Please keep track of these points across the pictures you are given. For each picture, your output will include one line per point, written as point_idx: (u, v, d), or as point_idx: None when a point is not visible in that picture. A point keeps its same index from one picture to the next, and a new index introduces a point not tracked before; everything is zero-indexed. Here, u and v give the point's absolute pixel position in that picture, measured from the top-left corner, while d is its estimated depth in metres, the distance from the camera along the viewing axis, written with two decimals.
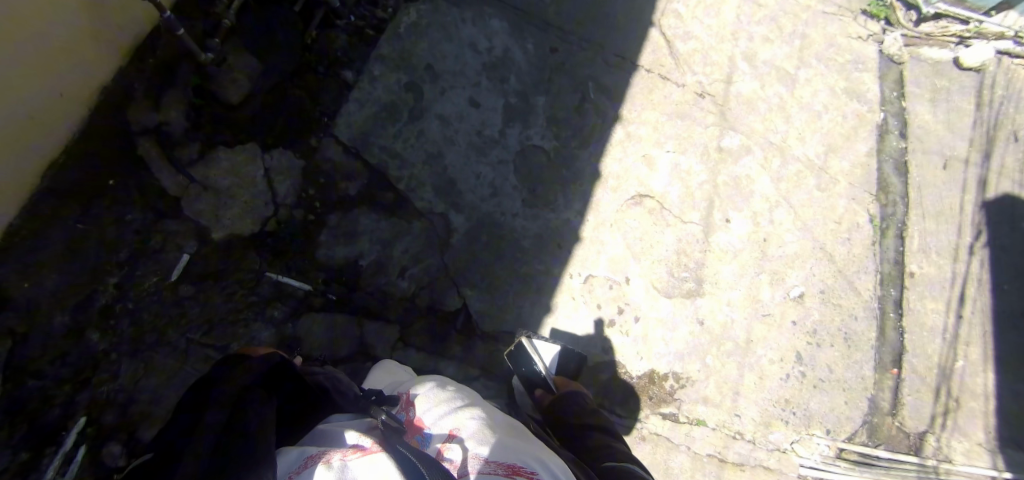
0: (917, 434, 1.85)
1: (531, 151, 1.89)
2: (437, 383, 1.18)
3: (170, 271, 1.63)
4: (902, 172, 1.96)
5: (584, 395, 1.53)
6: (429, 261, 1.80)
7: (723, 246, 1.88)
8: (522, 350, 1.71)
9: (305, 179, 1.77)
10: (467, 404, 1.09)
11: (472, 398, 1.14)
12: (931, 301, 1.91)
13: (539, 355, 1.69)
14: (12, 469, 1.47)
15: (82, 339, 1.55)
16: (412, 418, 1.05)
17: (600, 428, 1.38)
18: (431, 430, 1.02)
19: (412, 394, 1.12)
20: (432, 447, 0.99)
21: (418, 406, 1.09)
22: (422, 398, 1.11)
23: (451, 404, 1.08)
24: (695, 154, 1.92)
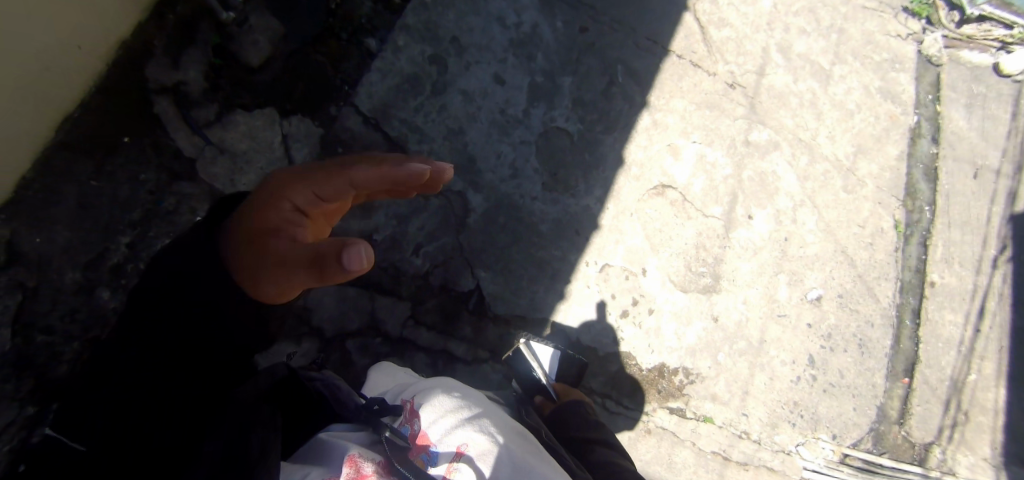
0: (924, 445, 1.84)
1: (554, 133, 1.85)
2: (442, 389, 1.20)
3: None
4: (932, 179, 1.92)
5: (585, 405, 1.53)
6: (445, 240, 1.78)
7: (743, 243, 1.85)
8: (522, 356, 1.70)
9: (323, 148, 1.72)
10: (474, 416, 1.12)
11: (478, 406, 1.17)
12: (949, 313, 1.88)
13: (538, 362, 1.68)
14: (20, 422, 1.47)
15: (93, 296, 1.53)
16: (417, 432, 1.08)
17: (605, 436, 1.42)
18: (437, 449, 1.05)
19: (417, 402, 1.14)
20: (438, 468, 1.03)
21: (423, 417, 1.11)
22: (428, 408, 1.12)
23: (458, 416, 1.11)
24: (722, 146, 1.87)
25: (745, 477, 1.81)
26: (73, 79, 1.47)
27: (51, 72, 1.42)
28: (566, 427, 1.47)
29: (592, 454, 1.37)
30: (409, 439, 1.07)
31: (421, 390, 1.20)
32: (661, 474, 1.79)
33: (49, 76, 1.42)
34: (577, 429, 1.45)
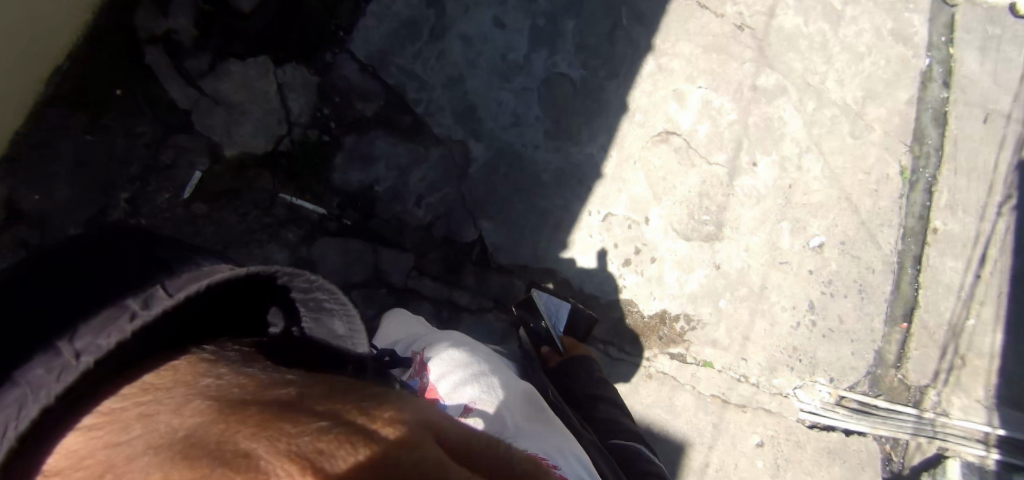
0: (919, 388, 1.88)
1: (557, 79, 1.80)
2: (452, 342, 1.23)
3: (183, 187, 1.60)
4: (940, 124, 1.90)
5: (593, 362, 1.54)
6: (447, 191, 1.76)
7: (748, 191, 1.83)
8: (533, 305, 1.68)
9: (320, 98, 1.69)
10: (484, 372, 1.15)
11: (488, 362, 1.20)
12: (950, 259, 1.89)
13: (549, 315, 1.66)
14: None
15: None
16: (426, 385, 1.13)
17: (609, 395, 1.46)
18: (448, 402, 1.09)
19: (427, 355, 1.19)
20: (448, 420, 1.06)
21: (433, 370, 1.16)
22: (439, 363, 1.16)
23: (468, 372, 1.14)
24: (728, 92, 1.83)
25: (743, 419, 1.85)
26: (53, 36, 1.46)
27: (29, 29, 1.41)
28: (576, 384, 1.49)
29: (596, 412, 1.41)
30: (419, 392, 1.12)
31: (431, 341, 1.25)
32: (662, 416, 1.84)
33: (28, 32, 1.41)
34: (587, 387, 1.47)
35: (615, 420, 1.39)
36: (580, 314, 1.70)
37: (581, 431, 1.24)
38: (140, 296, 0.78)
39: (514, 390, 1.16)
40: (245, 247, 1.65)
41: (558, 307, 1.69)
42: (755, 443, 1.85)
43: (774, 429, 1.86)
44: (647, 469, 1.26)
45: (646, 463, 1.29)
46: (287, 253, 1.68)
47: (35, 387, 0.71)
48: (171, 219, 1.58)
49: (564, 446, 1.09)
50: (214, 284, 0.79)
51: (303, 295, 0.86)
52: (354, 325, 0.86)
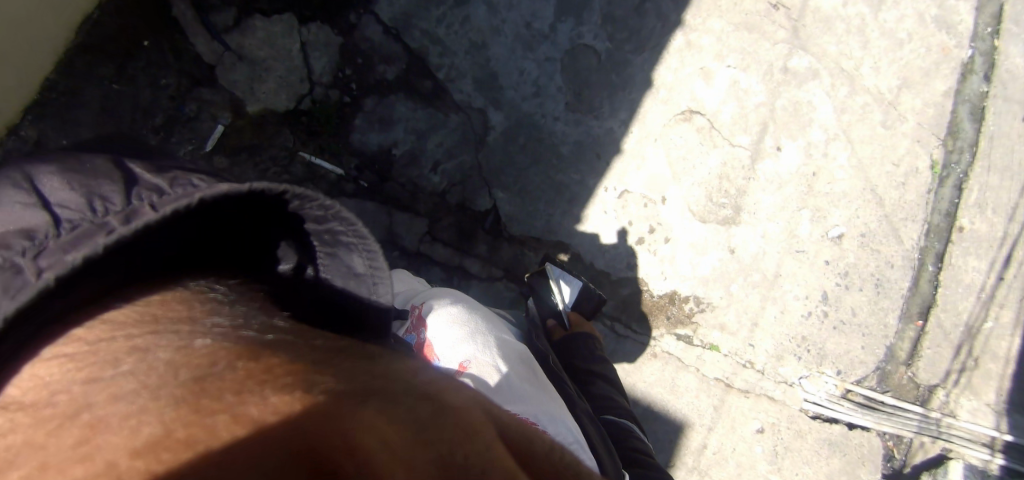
0: (928, 387, 1.86)
1: (582, 50, 1.77)
2: (453, 299, 1.25)
3: (206, 140, 1.64)
4: (977, 119, 1.82)
5: (595, 338, 1.56)
6: (464, 158, 1.77)
7: (769, 175, 1.79)
8: (544, 277, 1.66)
9: (342, 57, 1.70)
10: (481, 330, 1.17)
11: (487, 320, 1.21)
12: (974, 259, 1.84)
13: (559, 290, 1.64)
14: None
15: None
16: (423, 341, 1.15)
17: (606, 371, 1.48)
18: (442, 360, 1.11)
19: (426, 309, 1.21)
20: None
21: (431, 325, 1.17)
22: (437, 317, 1.18)
23: (464, 328, 1.15)
24: (757, 72, 1.78)
25: (745, 404, 1.85)
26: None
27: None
28: (574, 357, 1.51)
29: (591, 387, 1.44)
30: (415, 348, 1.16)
31: (430, 297, 1.27)
32: (663, 395, 1.85)
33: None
34: (586, 361, 1.50)
35: (608, 396, 1.41)
36: (591, 295, 1.66)
37: (571, 397, 1.25)
38: (118, 212, 0.77)
39: (509, 351, 1.17)
40: None
41: (570, 282, 1.65)
42: (755, 428, 1.85)
43: (775, 417, 1.85)
44: (632, 444, 1.30)
45: (636, 440, 1.31)
46: None
47: None
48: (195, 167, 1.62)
49: (554, 408, 1.10)
50: (209, 198, 0.81)
51: (318, 227, 0.93)
52: (374, 260, 0.94)
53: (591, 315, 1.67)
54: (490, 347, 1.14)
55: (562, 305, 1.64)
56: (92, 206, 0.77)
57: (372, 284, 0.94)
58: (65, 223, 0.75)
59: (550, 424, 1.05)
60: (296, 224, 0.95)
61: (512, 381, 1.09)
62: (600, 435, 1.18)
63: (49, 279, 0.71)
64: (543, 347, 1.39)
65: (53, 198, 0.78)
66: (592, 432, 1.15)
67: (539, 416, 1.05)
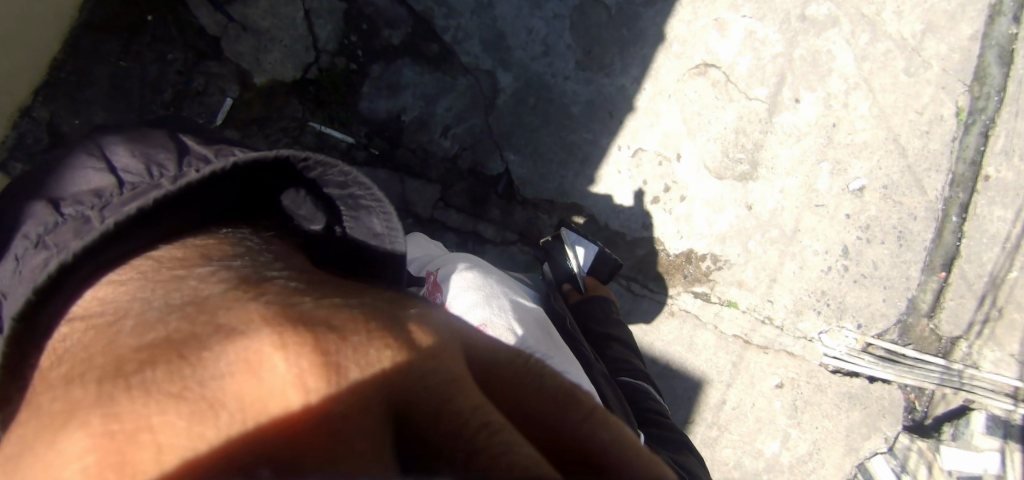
0: (950, 339, 1.84)
1: (591, 6, 1.73)
2: (469, 263, 1.24)
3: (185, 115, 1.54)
4: (1005, 62, 1.76)
5: (610, 301, 1.53)
6: (474, 121, 1.74)
7: (787, 128, 1.75)
8: (559, 242, 1.66)
9: (347, 23, 1.68)
10: (497, 295, 1.16)
11: (503, 285, 1.20)
12: (1000, 208, 1.80)
13: (574, 253, 1.63)
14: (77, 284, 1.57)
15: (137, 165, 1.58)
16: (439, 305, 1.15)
17: (622, 334, 1.46)
18: None
19: (442, 274, 1.21)
20: None
21: (447, 290, 1.17)
22: (453, 282, 1.18)
23: (480, 293, 1.15)
24: (774, 21, 1.73)
25: (764, 360, 1.85)
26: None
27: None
28: (589, 320, 1.50)
29: (607, 350, 1.43)
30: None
31: (446, 262, 1.27)
32: (680, 353, 1.85)
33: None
34: (600, 324, 1.48)
35: (624, 359, 1.41)
36: (607, 260, 1.64)
37: (587, 358, 1.24)
38: (169, 175, 0.84)
39: (526, 316, 1.17)
40: None
41: (586, 247, 1.64)
42: (774, 384, 1.85)
43: (794, 372, 1.85)
44: (647, 405, 1.31)
45: (653, 403, 1.33)
46: None
47: (59, 246, 0.77)
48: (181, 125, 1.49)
49: (571, 371, 1.10)
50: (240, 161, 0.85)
51: (341, 192, 0.95)
52: (391, 222, 0.95)
53: (607, 280, 1.65)
54: (506, 310, 1.14)
55: (579, 269, 1.62)
56: (147, 169, 0.85)
57: (391, 246, 0.96)
58: (126, 184, 0.83)
59: None
60: (319, 190, 0.97)
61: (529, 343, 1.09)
62: (614, 396, 1.18)
63: (110, 225, 0.78)
64: (561, 310, 1.38)
65: (116, 163, 0.86)
66: (609, 395, 1.15)
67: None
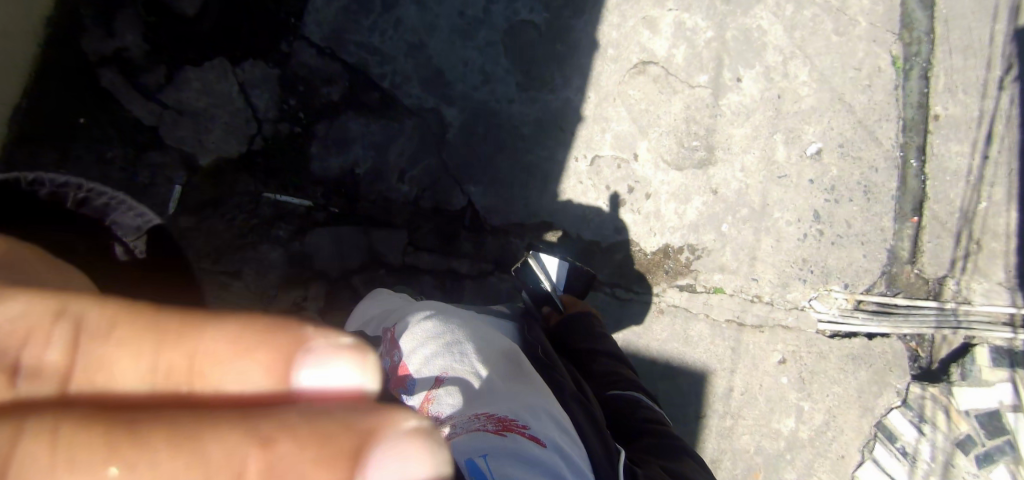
0: (937, 280, 1.85)
1: (521, 27, 1.75)
2: (426, 309, 1.17)
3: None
4: (928, 6, 1.80)
5: (592, 315, 1.49)
6: (428, 162, 1.74)
7: (735, 108, 1.78)
8: (529, 269, 1.64)
9: (284, 88, 1.67)
10: (459, 338, 1.09)
11: (464, 326, 1.13)
12: (955, 143, 1.82)
13: (545, 273, 1.62)
14: None
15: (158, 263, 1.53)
16: (395, 364, 1.10)
17: (609, 348, 1.41)
18: (416, 379, 1.05)
19: (397, 330, 1.14)
20: (417, 398, 1.03)
21: (402, 346, 1.11)
22: (406, 335, 1.11)
23: (439, 341, 1.07)
24: (700, 9, 1.77)
25: (762, 339, 1.83)
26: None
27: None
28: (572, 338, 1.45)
29: (593, 365, 1.38)
30: (390, 373, 1.09)
31: (403, 315, 1.20)
32: (679, 348, 1.83)
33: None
34: (585, 340, 1.43)
35: (612, 370, 1.34)
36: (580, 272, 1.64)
37: (561, 383, 1.17)
38: None
39: (490, 353, 1.11)
40: (240, 251, 1.65)
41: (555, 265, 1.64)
42: (777, 360, 1.84)
43: (794, 344, 1.84)
44: (644, 413, 1.25)
45: (647, 410, 1.27)
46: (281, 251, 1.67)
47: None
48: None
49: (538, 402, 1.03)
50: None
51: None
52: None
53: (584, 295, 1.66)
54: (451, 358, 1.06)
55: (553, 289, 1.61)
56: None
57: None
58: None
59: (534, 421, 0.99)
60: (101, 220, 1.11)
61: (492, 383, 1.04)
62: (590, 415, 1.12)
63: None
64: (536, 340, 1.31)
65: None
66: (580, 417, 1.10)
67: (519, 412, 1.00)
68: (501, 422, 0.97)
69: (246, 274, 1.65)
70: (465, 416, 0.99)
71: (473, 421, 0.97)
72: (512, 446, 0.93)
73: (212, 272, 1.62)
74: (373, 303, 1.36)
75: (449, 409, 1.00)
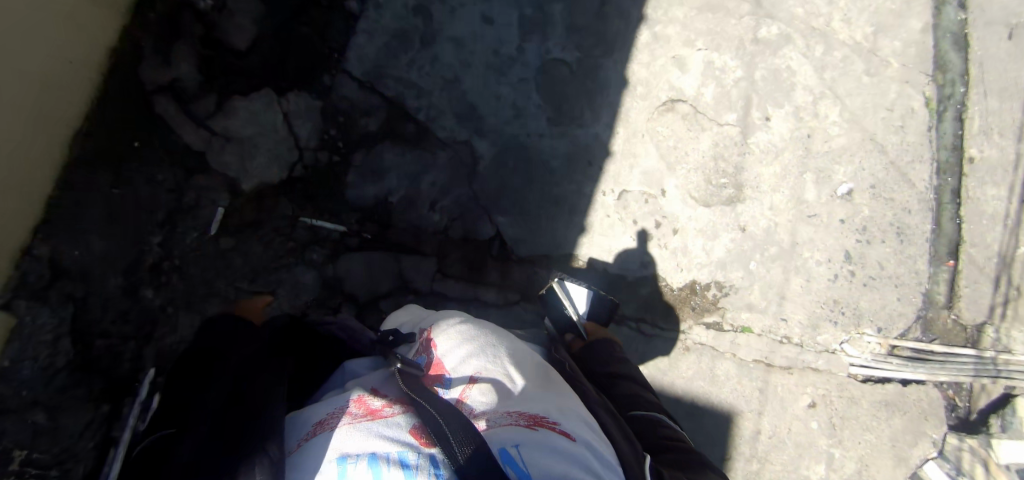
0: (975, 326, 1.80)
1: (552, 65, 1.81)
2: (462, 317, 1.21)
3: (139, 383, 1.61)
4: (962, 47, 1.80)
5: (613, 343, 1.49)
6: (459, 192, 1.79)
7: (764, 146, 1.79)
8: (553, 295, 1.68)
9: (325, 119, 1.75)
10: (493, 343, 1.13)
11: (500, 334, 1.17)
12: (992, 186, 1.79)
13: (570, 301, 1.65)
14: (95, 395, 1.57)
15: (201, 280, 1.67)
16: (432, 361, 1.12)
17: (630, 371, 1.40)
18: (452, 376, 1.07)
19: (434, 331, 1.17)
20: (453, 394, 1.05)
21: (439, 346, 1.13)
22: (444, 335, 1.14)
23: (475, 343, 1.11)
24: (729, 49, 1.80)
25: (790, 381, 1.80)
26: (62, 107, 1.49)
27: (39, 97, 1.43)
28: (596, 364, 1.45)
29: (615, 388, 1.37)
30: (425, 368, 1.11)
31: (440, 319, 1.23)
32: (704, 387, 1.81)
33: (35, 100, 1.42)
34: (605, 364, 1.43)
35: (633, 394, 1.33)
36: (603, 300, 1.66)
37: (587, 391, 1.20)
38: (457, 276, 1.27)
39: (522, 358, 1.13)
40: (276, 272, 1.72)
41: (580, 292, 1.66)
42: (807, 403, 1.79)
43: (825, 387, 1.79)
44: (666, 433, 1.23)
45: (666, 429, 1.24)
46: (316, 273, 1.74)
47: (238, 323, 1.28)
48: (116, 355, 1.59)
49: (567, 404, 1.06)
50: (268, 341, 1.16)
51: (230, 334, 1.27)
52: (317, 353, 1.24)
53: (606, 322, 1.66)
54: (487, 358, 1.09)
55: (575, 316, 1.63)
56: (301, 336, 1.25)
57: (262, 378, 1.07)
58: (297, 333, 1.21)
59: (564, 420, 1.01)
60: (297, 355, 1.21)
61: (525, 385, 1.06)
62: (615, 420, 1.14)
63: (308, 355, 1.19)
64: (562, 357, 1.34)
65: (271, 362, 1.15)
66: (608, 422, 1.11)
67: (550, 411, 1.01)
68: (533, 418, 0.99)
69: (279, 295, 1.71)
70: (498, 412, 1.00)
71: (506, 417, 0.99)
72: (544, 438, 0.95)
73: (249, 292, 1.69)
74: (402, 314, 1.38)
75: (483, 405, 1.02)
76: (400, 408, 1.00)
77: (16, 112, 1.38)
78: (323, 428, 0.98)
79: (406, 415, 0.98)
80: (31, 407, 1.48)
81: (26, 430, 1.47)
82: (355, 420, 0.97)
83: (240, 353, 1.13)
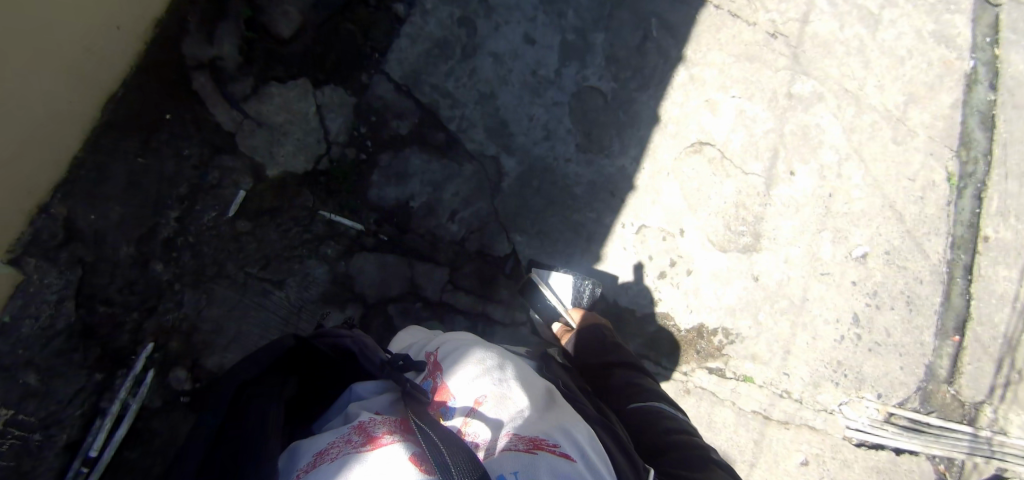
0: (974, 404, 1.81)
1: (588, 92, 1.83)
2: (464, 343, 1.18)
3: (136, 356, 1.58)
4: (989, 127, 1.85)
5: (603, 329, 1.53)
6: (480, 206, 1.78)
7: (785, 200, 1.80)
8: (536, 288, 1.73)
9: (357, 116, 1.75)
10: (495, 363, 1.10)
11: (504, 357, 1.14)
12: (1003, 267, 1.82)
13: (553, 292, 1.70)
14: (89, 364, 1.54)
15: (211, 259, 1.65)
16: (437, 386, 1.09)
17: (626, 362, 1.41)
18: (455, 402, 1.05)
19: (441, 356, 1.16)
20: (454, 421, 1.02)
21: (444, 371, 1.11)
22: (449, 361, 1.13)
23: (477, 364, 1.09)
24: (762, 100, 1.83)
25: (786, 436, 1.79)
26: (99, 71, 1.51)
27: (75, 60, 1.46)
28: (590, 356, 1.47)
29: (613, 379, 1.36)
30: (429, 392, 1.09)
31: (446, 342, 1.22)
32: (701, 433, 1.78)
33: (70, 63, 1.45)
34: (600, 357, 1.45)
35: (632, 383, 1.33)
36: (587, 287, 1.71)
37: (580, 404, 1.17)
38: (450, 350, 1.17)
39: (523, 377, 1.11)
40: (286, 262, 1.70)
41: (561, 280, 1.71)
42: (800, 461, 1.78)
43: (819, 447, 1.79)
44: (667, 422, 1.21)
45: (667, 419, 1.22)
46: (326, 268, 1.72)
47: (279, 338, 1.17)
48: (118, 324, 1.56)
49: (570, 421, 1.04)
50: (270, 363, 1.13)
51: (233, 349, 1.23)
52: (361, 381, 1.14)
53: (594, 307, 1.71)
54: (492, 384, 1.06)
55: (560, 305, 1.68)
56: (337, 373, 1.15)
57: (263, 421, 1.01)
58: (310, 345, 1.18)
59: (564, 440, 0.98)
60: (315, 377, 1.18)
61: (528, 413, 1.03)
62: (612, 433, 1.11)
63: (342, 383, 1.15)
64: (555, 372, 1.30)
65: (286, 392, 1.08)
66: (607, 440, 1.07)
67: (551, 431, 0.99)
68: (532, 441, 0.97)
69: (287, 285, 1.70)
70: (498, 439, 0.98)
71: (505, 441, 0.97)
72: (545, 462, 0.93)
73: (257, 278, 1.68)
74: (407, 337, 1.36)
75: (486, 433, 1.00)
76: (400, 434, 0.97)
77: (47, 72, 1.41)
78: (323, 459, 0.94)
79: (405, 443, 0.95)
80: (24, 367, 1.47)
81: (15, 390, 1.46)
82: (355, 449, 0.94)
83: (242, 380, 1.09)
